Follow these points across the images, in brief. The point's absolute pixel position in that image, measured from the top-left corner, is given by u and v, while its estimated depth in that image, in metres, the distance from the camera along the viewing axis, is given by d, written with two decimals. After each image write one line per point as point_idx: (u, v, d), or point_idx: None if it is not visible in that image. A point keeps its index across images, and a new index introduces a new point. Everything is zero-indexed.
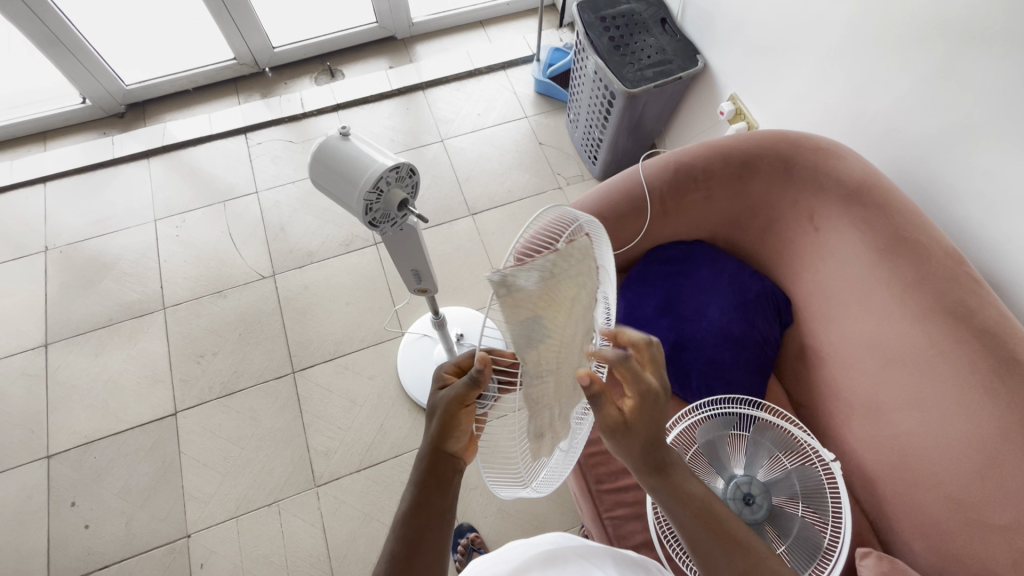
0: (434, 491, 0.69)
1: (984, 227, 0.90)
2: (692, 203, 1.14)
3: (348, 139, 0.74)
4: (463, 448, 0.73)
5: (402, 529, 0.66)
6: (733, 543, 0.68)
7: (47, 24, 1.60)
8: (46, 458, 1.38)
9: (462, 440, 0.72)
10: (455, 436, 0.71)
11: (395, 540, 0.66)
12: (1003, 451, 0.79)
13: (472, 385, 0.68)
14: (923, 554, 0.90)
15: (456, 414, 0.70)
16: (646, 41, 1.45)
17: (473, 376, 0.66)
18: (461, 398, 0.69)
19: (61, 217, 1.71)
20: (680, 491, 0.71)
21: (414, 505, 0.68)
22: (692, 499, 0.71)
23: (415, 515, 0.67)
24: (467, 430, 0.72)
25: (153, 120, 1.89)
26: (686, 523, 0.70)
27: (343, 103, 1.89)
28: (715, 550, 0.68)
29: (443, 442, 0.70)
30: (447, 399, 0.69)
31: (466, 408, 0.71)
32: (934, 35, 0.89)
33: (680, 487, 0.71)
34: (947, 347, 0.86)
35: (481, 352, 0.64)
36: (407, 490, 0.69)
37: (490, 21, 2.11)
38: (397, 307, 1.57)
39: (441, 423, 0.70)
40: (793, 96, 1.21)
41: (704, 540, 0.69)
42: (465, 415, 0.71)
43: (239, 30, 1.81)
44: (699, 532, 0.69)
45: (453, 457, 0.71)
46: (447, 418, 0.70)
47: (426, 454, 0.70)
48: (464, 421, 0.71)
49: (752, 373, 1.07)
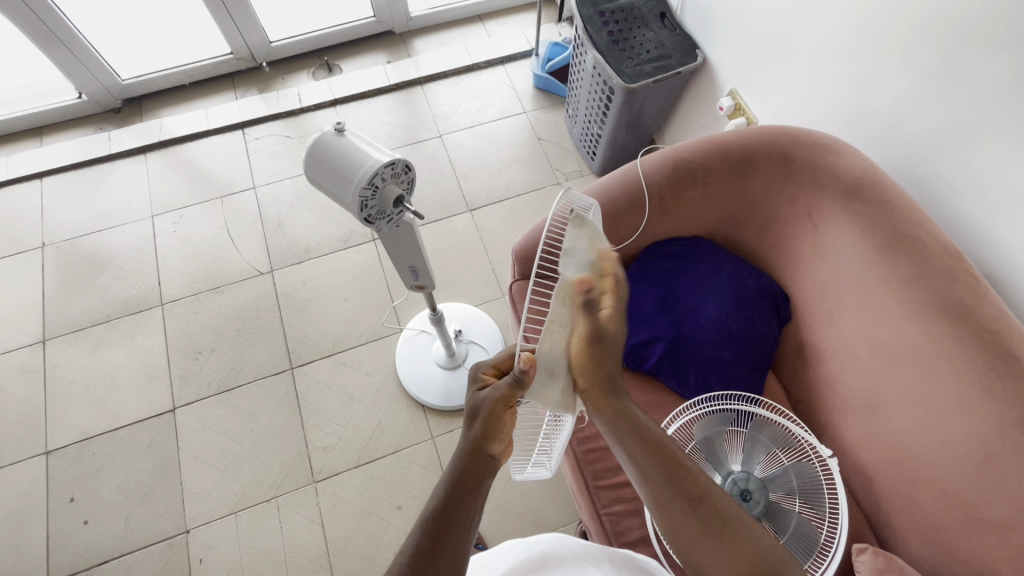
0: (467, 491, 0.65)
1: (983, 223, 0.90)
2: (691, 200, 1.14)
3: (343, 135, 0.73)
4: (503, 454, 0.71)
5: (426, 523, 0.62)
6: (682, 476, 0.68)
7: (42, 18, 1.59)
8: (44, 454, 1.38)
9: (503, 445, 0.70)
10: (496, 440, 0.69)
11: (420, 533, 0.61)
12: (1000, 449, 0.79)
13: (517, 384, 0.68)
14: (919, 550, 0.90)
15: (498, 416, 0.69)
16: (645, 36, 1.44)
17: (517, 376, 0.67)
18: (505, 400, 0.69)
19: (58, 212, 1.70)
20: (630, 419, 0.72)
21: (444, 502, 0.64)
22: (642, 425, 0.71)
23: (444, 512, 0.63)
24: (508, 436, 0.70)
25: (150, 115, 1.89)
26: (634, 449, 0.70)
27: (340, 98, 1.88)
28: (663, 478, 0.68)
29: (484, 444, 0.68)
30: (491, 400, 0.69)
31: (509, 411, 0.70)
32: (934, 31, 0.88)
33: (628, 414, 0.72)
34: (945, 344, 0.86)
35: (525, 355, 0.66)
36: (438, 486, 0.65)
37: (488, 15, 2.10)
38: (395, 303, 1.57)
39: (483, 426, 0.68)
40: (793, 92, 1.20)
41: (654, 471, 0.68)
42: (509, 419, 0.70)
43: (236, 24, 1.80)
44: (647, 464, 0.69)
45: (492, 459, 0.68)
46: (490, 421, 0.68)
47: (464, 452, 0.67)
48: (506, 426, 0.70)
49: (749, 370, 1.07)
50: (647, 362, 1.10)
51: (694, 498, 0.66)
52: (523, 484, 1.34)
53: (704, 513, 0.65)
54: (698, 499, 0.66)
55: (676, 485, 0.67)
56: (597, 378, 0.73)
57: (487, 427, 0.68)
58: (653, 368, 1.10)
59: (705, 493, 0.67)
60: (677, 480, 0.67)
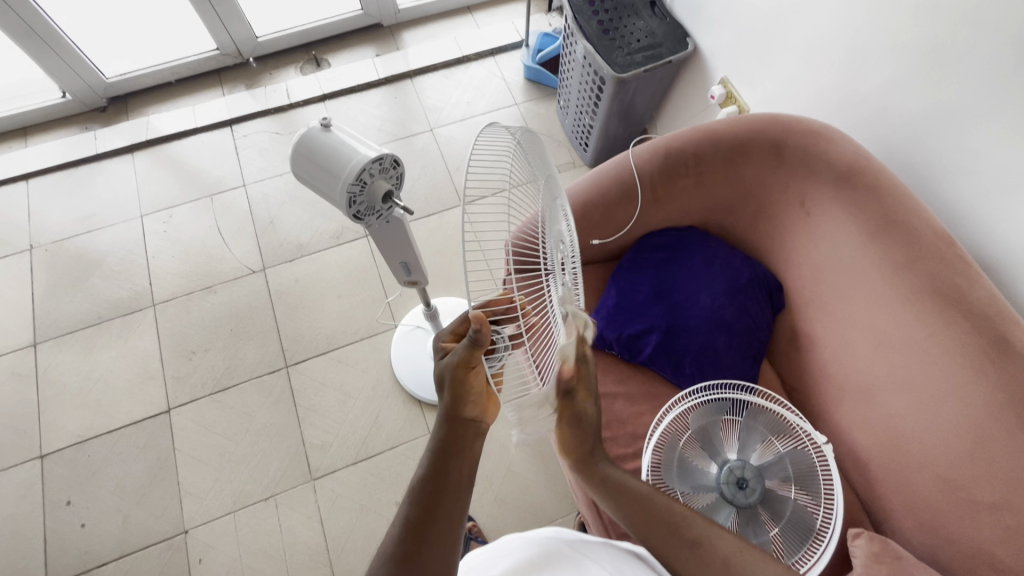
0: (452, 458, 0.67)
1: (973, 208, 0.90)
2: (682, 189, 1.13)
3: (330, 130, 0.72)
4: (482, 410, 0.70)
5: (416, 496, 0.65)
6: (669, 519, 0.74)
7: (22, 17, 1.57)
8: (39, 457, 1.38)
9: (478, 402, 0.69)
10: (468, 401, 0.68)
11: (410, 504, 0.65)
12: (990, 431, 0.80)
13: (474, 346, 0.64)
14: (912, 533, 0.91)
15: (464, 378, 0.67)
16: (635, 25, 1.43)
17: (471, 338, 0.62)
18: (466, 362, 0.65)
19: (46, 213, 1.68)
20: (611, 487, 0.76)
21: (430, 472, 0.67)
22: (628, 487, 0.75)
23: (430, 483, 0.66)
24: (480, 394, 0.68)
25: (136, 114, 1.86)
26: (631, 511, 0.75)
27: (329, 93, 1.86)
28: (659, 531, 0.73)
29: (456, 410, 0.68)
30: (451, 365, 0.66)
31: (473, 371, 0.67)
32: (926, 14, 0.87)
33: (609, 484, 0.76)
34: (937, 329, 0.87)
35: (476, 314, 0.58)
36: (424, 457, 0.68)
37: (477, 7, 2.08)
38: (389, 299, 1.56)
39: (451, 391, 0.67)
40: (784, 79, 1.20)
41: (653, 524, 0.74)
42: (475, 377, 0.67)
43: (221, 20, 1.77)
44: (645, 519, 0.74)
45: (469, 422, 0.69)
46: (455, 385, 0.66)
47: (441, 422, 0.69)
48: (475, 384, 0.68)
49: (743, 359, 1.07)
50: (642, 353, 1.10)
51: (690, 541, 0.72)
52: (521, 476, 1.35)
53: (705, 556, 0.71)
54: (696, 543, 0.72)
55: (665, 535, 0.73)
56: (580, 450, 0.76)
57: (455, 391, 0.67)
58: (649, 358, 1.09)
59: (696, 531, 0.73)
60: (667, 530, 0.73)
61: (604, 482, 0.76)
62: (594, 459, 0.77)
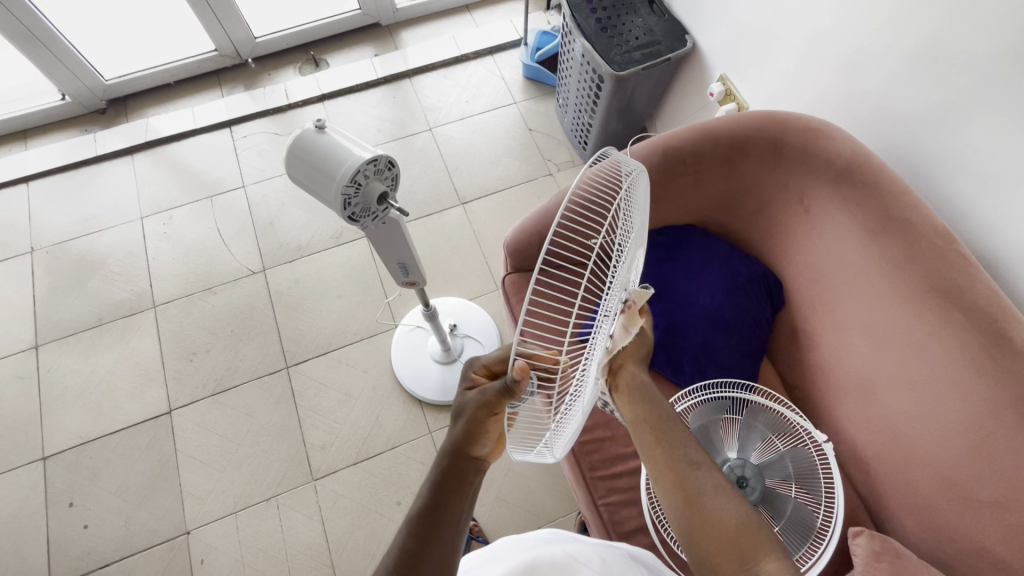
0: (453, 494, 0.66)
1: (974, 205, 0.90)
2: (681, 187, 1.13)
3: (324, 132, 0.72)
4: (490, 450, 0.69)
5: (413, 524, 0.64)
6: (679, 442, 0.67)
7: (21, 20, 1.57)
8: (41, 459, 1.38)
9: (489, 444, 0.68)
10: (480, 441, 0.67)
11: (407, 536, 0.63)
12: (992, 429, 0.79)
13: (505, 393, 0.63)
14: (914, 532, 0.91)
15: (481, 418, 0.66)
16: (633, 23, 1.42)
17: (508, 385, 0.59)
18: (488, 405, 0.65)
19: (47, 216, 1.69)
20: (640, 390, 0.70)
21: (430, 504, 0.65)
22: (653, 398, 0.70)
23: (430, 513, 0.64)
24: (494, 436, 0.68)
25: (136, 116, 1.87)
26: (644, 417, 0.69)
27: (328, 93, 1.86)
28: (664, 447, 0.67)
29: (467, 445, 0.67)
30: (475, 403, 0.65)
31: (494, 416, 0.66)
32: (924, 10, 0.87)
33: (640, 386, 0.70)
34: (937, 327, 0.86)
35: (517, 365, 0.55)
36: (426, 485, 0.67)
37: (475, 5, 2.08)
38: (389, 299, 1.56)
39: (467, 425, 0.67)
40: (783, 76, 1.19)
41: (658, 437, 0.68)
42: (494, 422, 0.66)
43: (219, 21, 1.77)
44: (652, 432, 0.68)
45: (476, 460, 0.68)
46: (473, 423, 0.66)
47: (447, 453, 0.68)
48: (491, 426, 0.67)
49: (743, 358, 1.07)
50: None
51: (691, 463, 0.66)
52: (522, 475, 1.35)
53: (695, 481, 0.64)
54: (695, 464, 0.66)
55: (665, 451, 0.67)
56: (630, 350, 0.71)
57: (470, 427, 0.67)
58: (648, 357, 1.09)
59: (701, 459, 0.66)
60: (672, 448, 0.67)
61: (635, 382, 0.70)
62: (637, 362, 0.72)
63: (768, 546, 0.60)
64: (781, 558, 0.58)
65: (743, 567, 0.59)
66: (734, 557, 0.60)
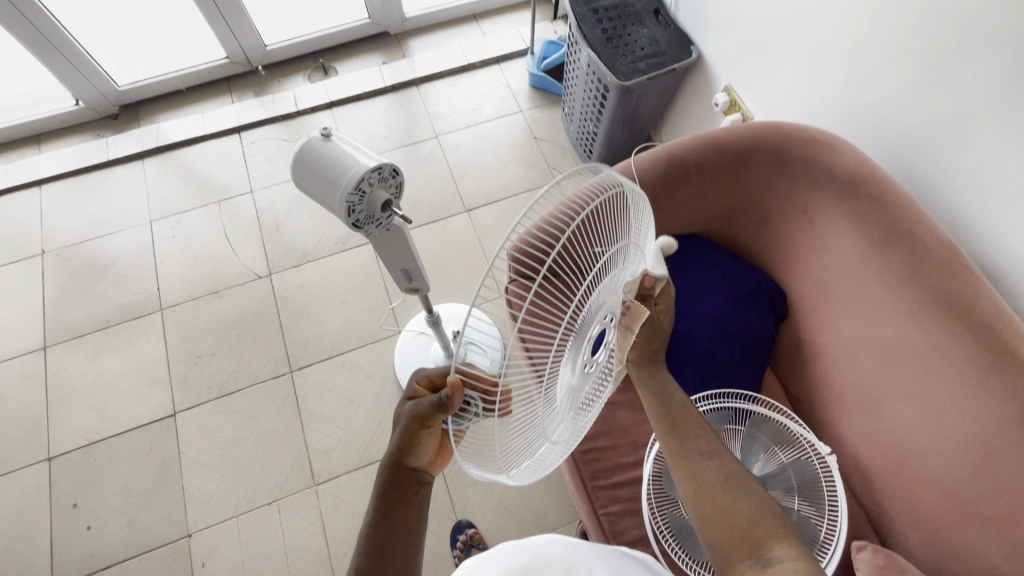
0: (398, 505, 0.68)
1: (978, 218, 0.89)
2: (685, 197, 1.13)
3: (330, 140, 0.73)
4: (429, 461, 0.72)
5: (367, 544, 0.66)
6: (696, 433, 0.71)
7: (37, 27, 1.60)
8: (47, 460, 1.39)
9: (426, 454, 0.70)
10: (416, 453, 0.69)
11: (358, 555, 0.65)
12: (999, 444, 0.78)
13: (439, 408, 0.62)
14: (919, 547, 0.90)
15: (416, 433, 0.67)
16: (639, 33, 1.43)
17: (440, 401, 0.60)
18: (421, 418, 0.66)
19: (58, 219, 1.71)
20: (653, 385, 0.73)
21: (377, 518, 0.68)
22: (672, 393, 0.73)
23: (377, 530, 0.67)
24: (430, 448, 0.70)
25: (147, 121, 1.89)
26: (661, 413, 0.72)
27: (336, 100, 1.88)
28: (681, 440, 0.70)
29: (403, 458, 0.69)
30: (408, 416, 0.66)
31: (428, 429, 0.67)
32: (927, 24, 0.87)
33: (654, 381, 0.73)
34: (943, 340, 0.85)
35: (454, 377, 0.55)
36: (371, 503, 0.69)
37: (483, 15, 2.10)
38: (393, 305, 1.57)
39: (401, 440, 0.68)
40: (788, 87, 1.20)
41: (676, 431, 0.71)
42: (428, 435, 0.68)
43: (231, 28, 1.80)
44: (669, 426, 0.72)
45: (415, 470, 0.71)
46: (407, 437, 0.67)
47: (387, 468, 0.70)
48: (425, 439, 0.69)
49: (746, 368, 1.07)
50: None
51: (706, 452, 0.69)
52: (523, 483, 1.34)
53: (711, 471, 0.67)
54: (709, 454, 0.69)
55: (680, 442, 0.70)
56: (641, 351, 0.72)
57: (405, 440, 0.68)
58: None
59: (715, 450, 0.69)
60: (687, 439, 0.70)
61: (649, 378, 0.74)
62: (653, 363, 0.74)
63: (780, 531, 0.61)
64: (794, 546, 0.60)
65: (754, 556, 0.60)
66: (745, 544, 0.61)
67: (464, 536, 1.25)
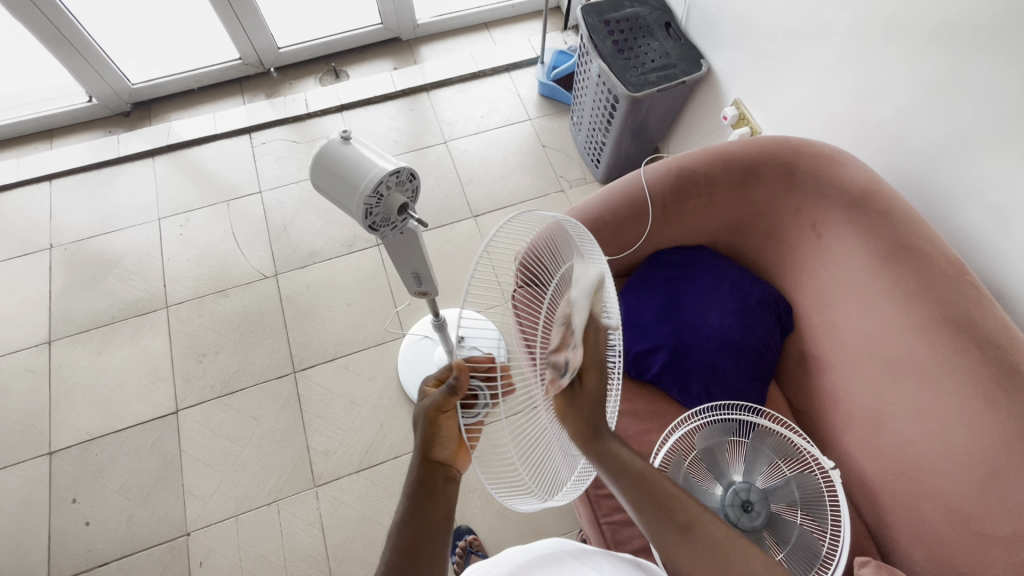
0: (423, 501, 0.68)
1: (985, 236, 0.90)
2: (693, 209, 1.14)
3: (349, 143, 0.74)
4: (453, 453, 0.72)
5: (397, 540, 0.66)
6: (672, 504, 0.72)
7: (54, 23, 1.62)
8: (48, 454, 1.39)
9: (449, 446, 0.70)
10: (439, 444, 0.69)
11: (389, 551, 0.66)
12: (1003, 462, 0.79)
13: (451, 393, 0.65)
14: (922, 564, 0.90)
15: (436, 422, 0.68)
16: (650, 45, 1.45)
17: (450, 385, 0.64)
18: (438, 407, 0.66)
19: (66, 214, 1.72)
20: (615, 466, 0.71)
21: (406, 515, 0.68)
22: (629, 467, 0.72)
23: (407, 526, 0.67)
24: (451, 437, 0.69)
25: (158, 119, 1.91)
26: (628, 488, 0.72)
27: (347, 103, 1.89)
28: (655, 513, 0.71)
29: (428, 453, 0.69)
30: (424, 407, 0.67)
31: (446, 416, 0.68)
32: (938, 42, 0.89)
33: (615, 461, 0.71)
34: (949, 356, 0.86)
35: (457, 359, 0.61)
36: (400, 501, 0.69)
37: (495, 23, 2.12)
38: (399, 308, 1.57)
39: (424, 433, 0.68)
40: (797, 102, 1.21)
41: (647, 505, 0.72)
42: (447, 423, 0.68)
43: (245, 30, 1.82)
44: (644, 500, 0.72)
45: (441, 465, 0.70)
46: (428, 428, 0.67)
47: (414, 465, 0.70)
48: (447, 429, 0.69)
49: (752, 380, 1.07)
50: (649, 370, 1.10)
51: (684, 527, 0.71)
52: None
53: (695, 541, 0.70)
54: (687, 527, 0.71)
55: (663, 517, 0.71)
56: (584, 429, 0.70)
57: (427, 433, 0.68)
58: (655, 377, 1.10)
59: (693, 518, 0.71)
60: (665, 516, 0.71)
61: (607, 458, 0.71)
62: (599, 427, 0.71)
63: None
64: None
65: None
66: None
67: (463, 541, 1.25)
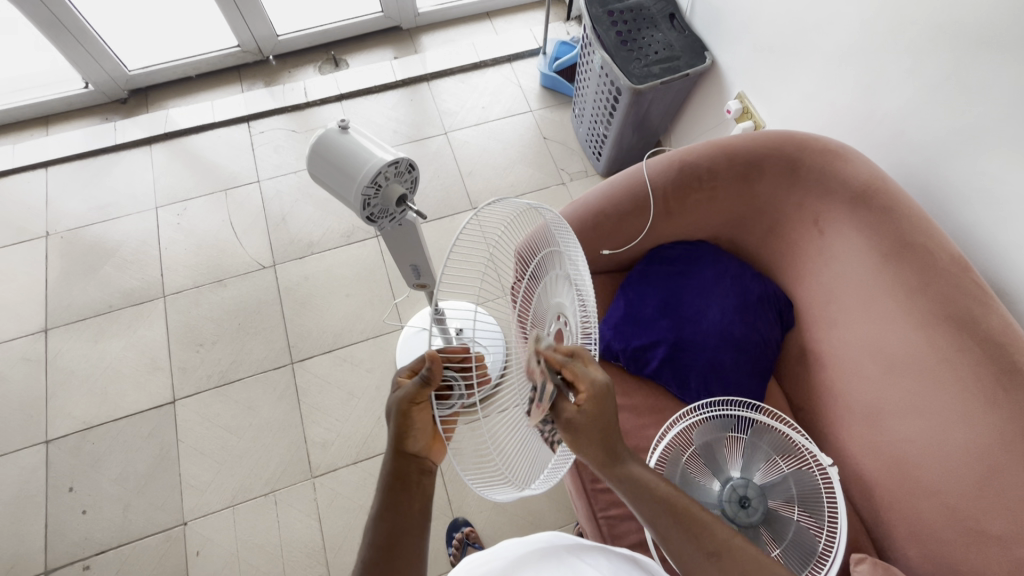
0: (399, 495, 0.68)
1: (989, 234, 0.90)
2: (695, 204, 1.13)
3: (347, 132, 0.73)
4: (428, 445, 0.70)
5: (374, 535, 0.67)
6: (698, 529, 0.70)
7: (49, 8, 1.59)
8: (45, 443, 1.39)
9: (422, 438, 0.68)
10: (412, 437, 0.67)
11: (366, 547, 0.67)
12: (1002, 462, 0.78)
13: (424, 384, 0.63)
14: (917, 561, 0.90)
15: (408, 413, 0.66)
16: (653, 37, 1.43)
17: (422, 375, 0.62)
18: (411, 398, 0.65)
19: (62, 202, 1.70)
20: (634, 483, 0.72)
21: (381, 510, 0.68)
22: (650, 489, 0.72)
23: (383, 521, 0.68)
24: (425, 429, 0.68)
25: (155, 107, 1.89)
26: (648, 510, 0.72)
27: (346, 93, 1.87)
28: (679, 536, 0.70)
29: (402, 444, 0.68)
30: (397, 399, 0.65)
31: (419, 408, 0.66)
32: (945, 37, 0.87)
33: (635, 479, 0.72)
34: (949, 355, 0.86)
35: (431, 350, 0.60)
36: (376, 495, 0.69)
37: (497, 13, 2.09)
38: (397, 300, 1.57)
39: (396, 425, 0.66)
40: (802, 96, 1.20)
41: (670, 530, 0.71)
42: (420, 414, 0.66)
43: (244, 17, 1.79)
44: (665, 524, 0.71)
45: (414, 457, 0.69)
46: (400, 419, 0.66)
47: (388, 458, 0.69)
48: (420, 420, 0.67)
49: (752, 376, 1.07)
50: (648, 365, 1.09)
51: (711, 551, 0.69)
52: None
53: (723, 565, 0.68)
54: (713, 551, 0.69)
55: (688, 538, 0.70)
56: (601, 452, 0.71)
57: (400, 423, 0.66)
58: (654, 372, 1.09)
59: (721, 545, 0.69)
60: (690, 536, 0.70)
61: (630, 476, 0.72)
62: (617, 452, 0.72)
63: None
64: None
65: None
66: None
67: (460, 534, 1.25)
